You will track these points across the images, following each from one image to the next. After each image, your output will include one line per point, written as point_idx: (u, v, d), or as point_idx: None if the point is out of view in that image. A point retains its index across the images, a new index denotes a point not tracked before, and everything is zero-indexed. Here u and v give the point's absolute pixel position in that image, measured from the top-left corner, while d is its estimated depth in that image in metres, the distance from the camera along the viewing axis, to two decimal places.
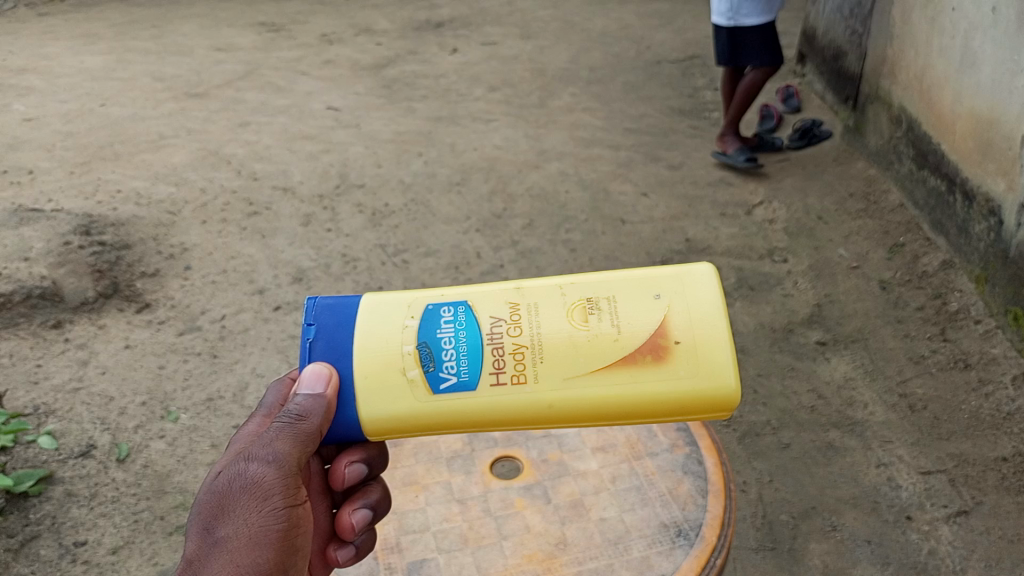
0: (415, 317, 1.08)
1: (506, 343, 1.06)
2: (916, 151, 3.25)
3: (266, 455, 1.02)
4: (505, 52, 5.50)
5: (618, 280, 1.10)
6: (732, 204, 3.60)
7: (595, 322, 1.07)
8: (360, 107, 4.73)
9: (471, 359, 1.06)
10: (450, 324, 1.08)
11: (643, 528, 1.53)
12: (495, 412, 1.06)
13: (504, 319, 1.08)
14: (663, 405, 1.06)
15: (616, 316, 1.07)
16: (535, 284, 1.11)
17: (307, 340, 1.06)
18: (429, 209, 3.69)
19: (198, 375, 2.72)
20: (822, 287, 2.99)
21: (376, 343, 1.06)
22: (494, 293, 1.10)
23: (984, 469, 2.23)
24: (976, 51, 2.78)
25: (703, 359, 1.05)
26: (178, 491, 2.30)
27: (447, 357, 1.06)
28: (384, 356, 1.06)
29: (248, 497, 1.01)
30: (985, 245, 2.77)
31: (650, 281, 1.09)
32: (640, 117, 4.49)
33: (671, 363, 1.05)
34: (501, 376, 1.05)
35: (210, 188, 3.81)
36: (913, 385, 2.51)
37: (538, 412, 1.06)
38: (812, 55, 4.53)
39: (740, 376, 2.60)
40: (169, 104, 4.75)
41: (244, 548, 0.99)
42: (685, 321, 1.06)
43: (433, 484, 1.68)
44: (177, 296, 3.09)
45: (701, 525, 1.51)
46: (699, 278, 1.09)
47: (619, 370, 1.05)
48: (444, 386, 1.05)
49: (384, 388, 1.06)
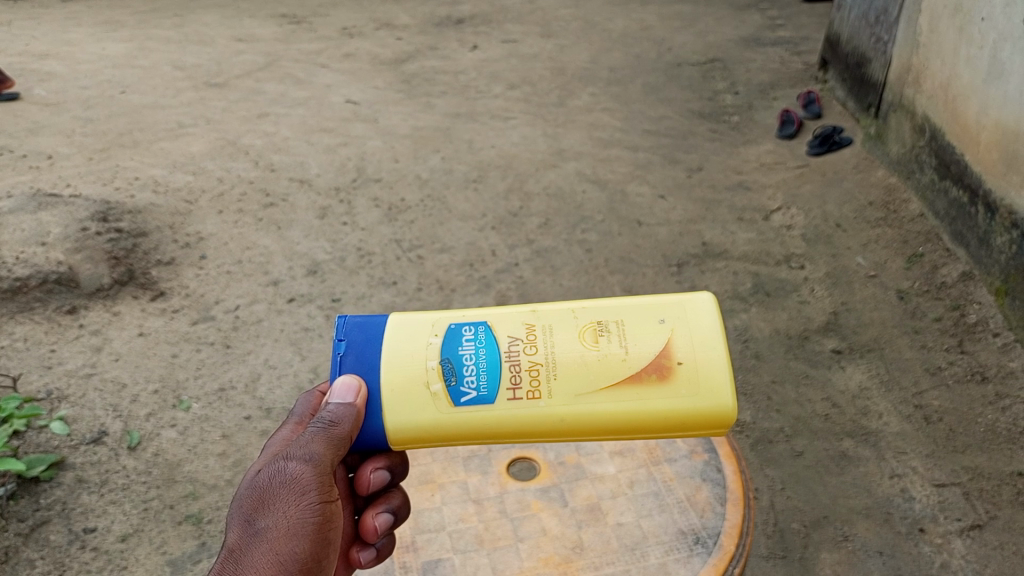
0: (439, 335, 1.13)
1: (523, 360, 1.11)
2: (939, 161, 3.22)
3: (304, 455, 1.04)
4: (525, 50, 5.50)
5: (627, 306, 1.15)
6: (749, 208, 3.58)
7: (604, 344, 1.12)
8: (379, 101, 4.74)
9: (490, 375, 1.11)
10: (470, 342, 1.13)
11: (660, 535, 1.52)
12: (511, 423, 1.10)
13: (521, 338, 1.13)
14: (666, 420, 1.11)
15: (624, 338, 1.12)
16: (551, 306, 1.16)
17: (339, 355, 1.12)
18: (445, 205, 3.70)
19: (211, 365, 2.73)
20: (838, 295, 2.97)
21: (402, 357, 1.11)
22: (511, 314, 1.16)
23: (999, 483, 2.19)
24: (1004, 62, 2.75)
25: (704, 377, 1.10)
26: (188, 480, 2.31)
27: (468, 373, 1.11)
28: (408, 371, 1.10)
29: (287, 492, 1.03)
30: (1006, 257, 2.73)
31: (656, 306, 1.15)
32: (659, 118, 4.48)
33: (674, 381, 1.10)
34: (517, 392, 1.10)
35: (227, 178, 3.84)
36: (928, 396, 2.48)
37: (551, 425, 1.11)
38: (834, 61, 4.51)
39: (754, 381, 2.59)
40: (189, 93, 4.78)
41: (283, 538, 1.02)
42: (688, 345, 1.12)
43: (449, 484, 1.67)
44: (192, 285, 3.12)
45: (718, 534, 1.50)
46: (700, 305, 1.14)
47: (626, 388, 1.10)
48: (465, 399, 1.10)
49: (408, 399, 1.10)
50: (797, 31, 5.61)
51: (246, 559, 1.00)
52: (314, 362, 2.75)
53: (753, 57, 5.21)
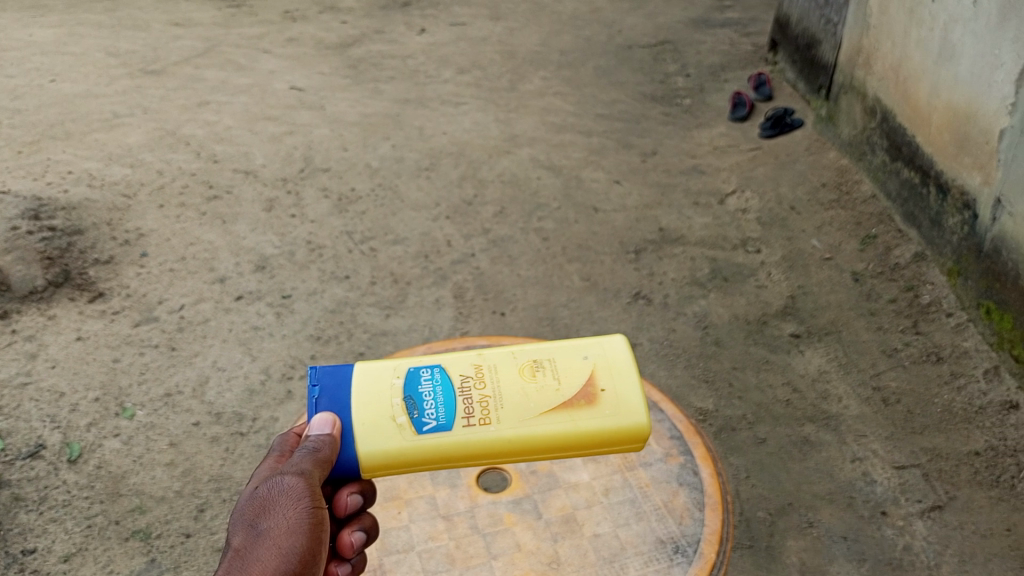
0: (400, 376, 1.22)
1: (473, 394, 1.20)
2: (891, 142, 3.26)
3: (297, 468, 1.08)
4: (474, 33, 5.39)
5: (557, 344, 1.27)
6: (704, 192, 3.57)
7: (541, 376, 1.23)
8: (325, 87, 4.59)
9: (447, 407, 1.19)
10: (428, 381, 1.22)
11: (639, 545, 1.45)
12: (467, 450, 1.18)
13: (470, 376, 1.23)
14: (599, 439, 1.20)
15: (557, 370, 1.24)
16: (494, 349, 1.27)
17: (313, 398, 1.18)
18: (397, 195, 3.60)
19: (155, 369, 2.61)
20: (794, 278, 2.98)
21: (369, 394, 1.19)
22: (459, 356, 1.26)
23: (958, 463, 2.22)
24: (955, 43, 2.77)
25: (626, 399, 1.22)
26: (134, 494, 2.20)
27: (428, 406, 1.19)
28: (376, 406, 1.18)
29: (284, 498, 1.06)
30: (958, 238, 2.79)
31: (580, 344, 1.27)
32: (612, 102, 4.44)
33: (601, 405, 1.21)
34: (471, 420, 1.18)
35: (167, 171, 3.68)
36: (886, 378, 2.50)
37: (502, 449, 1.18)
38: (784, 43, 4.53)
39: (715, 368, 2.58)
40: (125, 81, 4.56)
41: (285, 537, 1.05)
42: (610, 373, 1.23)
43: (416, 499, 1.56)
44: (133, 285, 2.97)
45: (699, 541, 1.44)
46: (616, 341, 1.27)
47: (563, 412, 1.20)
48: (426, 430, 1.18)
49: (376, 430, 1.17)
50: (745, 12, 5.62)
51: (251, 560, 1.03)
52: (265, 363, 2.65)
53: (703, 39, 5.20)
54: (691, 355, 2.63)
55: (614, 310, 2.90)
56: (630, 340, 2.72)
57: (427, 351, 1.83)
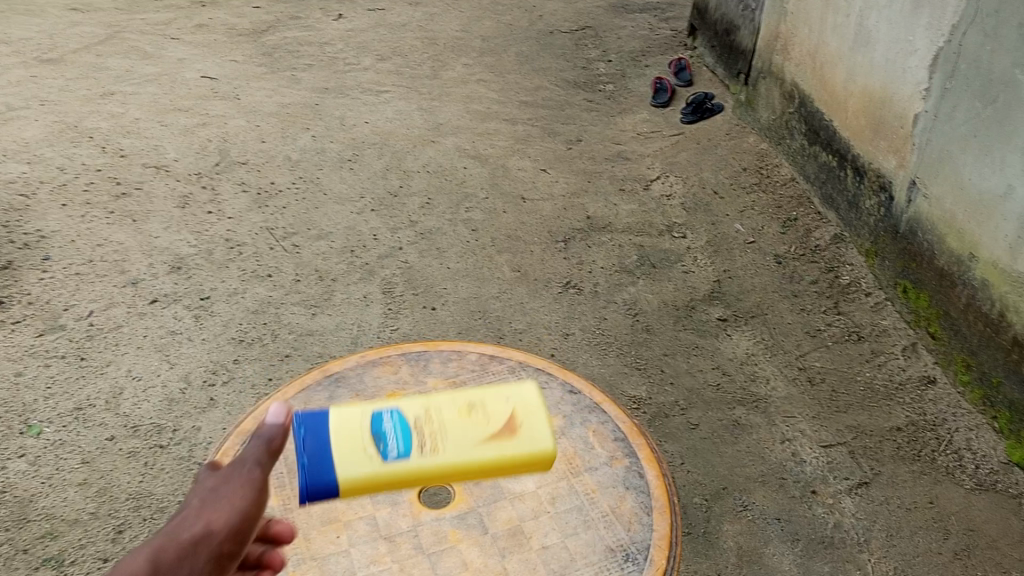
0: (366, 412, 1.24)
1: (423, 427, 1.23)
2: (808, 126, 3.35)
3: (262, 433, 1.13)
4: (393, 19, 5.27)
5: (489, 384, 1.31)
6: (630, 179, 3.58)
7: (478, 407, 1.26)
8: (239, 76, 4.40)
9: (405, 438, 1.21)
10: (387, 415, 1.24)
11: (588, 555, 1.37)
12: (421, 473, 1.19)
13: (420, 413, 1.25)
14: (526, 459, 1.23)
15: (489, 403, 1.26)
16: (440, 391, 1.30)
17: (300, 438, 1.20)
18: (318, 187, 3.49)
19: (64, 381, 2.45)
20: (720, 262, 3.03)
21: (339, 430, 1.21)
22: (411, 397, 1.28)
23: (881, 439, 2.30)
24: (870, 30, 2.85)
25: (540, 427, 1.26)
26: (44, 517, 2.06)
27: (389, 438, 1.21)
28: (348, 440, 1.20)
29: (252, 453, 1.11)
30: (875, 219, 2.91)
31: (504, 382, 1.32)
32: (536, 89, 4.41)
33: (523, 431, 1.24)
34: (423, 447, 1.20)
35: (69, 167, 3.46)
36: (811, 358, 2.57)
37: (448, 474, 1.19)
38: (702, 28, 4.59)
39: (647, 355, 2.59)
40: (18, 71, 4.27)
41: (241, 485, 1.07)
42: (528, 405, 1.27)
43: (356, 520, 1.44)
44: (35, 291, 2.79)
45: (648, 547, 1.37)
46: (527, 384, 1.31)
47: (496, 438, 1.22)
48: (389, 456, 1.19)
49: (346, 459, 1.18)
50: None
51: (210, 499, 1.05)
52: (185, 369, 2.52)
53: (624, 24, 5.22)
54: (623, 343, 2.64)
55: (545, 299, 2.88)
56: (562, 330, 2.71)
57: (360, 361, 1.74)
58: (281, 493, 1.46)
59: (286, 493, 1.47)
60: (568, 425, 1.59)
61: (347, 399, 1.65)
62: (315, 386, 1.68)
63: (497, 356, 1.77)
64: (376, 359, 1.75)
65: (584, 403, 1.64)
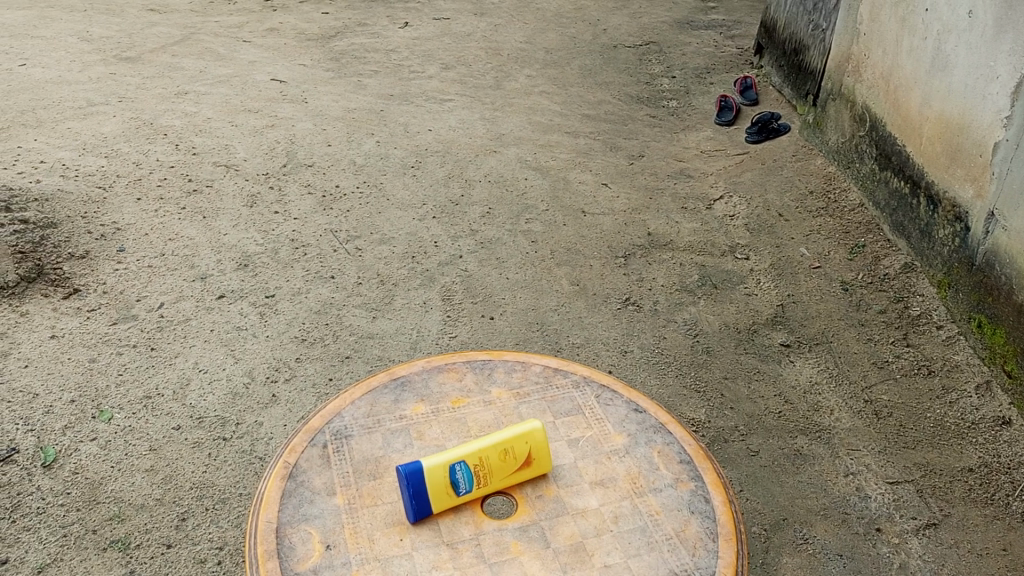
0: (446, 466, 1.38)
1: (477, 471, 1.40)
2: (880, 151, 3.28)
3: None
4: (458, 29, 5.32)
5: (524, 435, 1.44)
6: (692, 197, 3.55)
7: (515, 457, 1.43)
8: (307, 80, 4.50)
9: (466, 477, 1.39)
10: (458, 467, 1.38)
11: None
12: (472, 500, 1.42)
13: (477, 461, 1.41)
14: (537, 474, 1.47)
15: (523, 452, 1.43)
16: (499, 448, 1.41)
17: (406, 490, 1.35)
18: (382, 193, 3.54)
19: (134, 370, 2.52)
20: (784, 286, 2.97)
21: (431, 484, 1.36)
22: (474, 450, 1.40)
23: (951, 480, 2.23)
24: (948, 54, 2.78)
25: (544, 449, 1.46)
26: (113, 501, 2.12)
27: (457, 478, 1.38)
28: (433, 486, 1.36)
29: None
30: (949, 250, 2.83)
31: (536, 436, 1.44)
32: (598, 103, 4.40)
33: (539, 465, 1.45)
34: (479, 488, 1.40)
35: (145, 162, 3.58)
36: (878, 391, 2.51)
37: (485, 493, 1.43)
38: (770, 47, 4.54)
39: (706, 378, 2.56)
40: (99, 68, 4.43)
41: None
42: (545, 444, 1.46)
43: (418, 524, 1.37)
44: (110, 281, 2.88)
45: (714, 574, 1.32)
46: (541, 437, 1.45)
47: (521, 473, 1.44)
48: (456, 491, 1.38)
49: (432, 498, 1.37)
50: (729, 15, 5.62)
51: None
52: (249, 365, 2.58)
53: (688, 40, 5.19)
54: (681, 364, 2.61)
55: (604, 314, 2.87)
56: (620, 347, 2.69)
57: (426, 367, 1.73)
58: (344, 492, 1.42)
59: (349, 493, 1.42)
60: (632, 444, 1.56)
61: (412, 403, 1.63)
62: (380, 388, 1.66)
63: (561, 370, 1.75)
64: (442, 365, 1.74)
65: (648, 423, 1.61)
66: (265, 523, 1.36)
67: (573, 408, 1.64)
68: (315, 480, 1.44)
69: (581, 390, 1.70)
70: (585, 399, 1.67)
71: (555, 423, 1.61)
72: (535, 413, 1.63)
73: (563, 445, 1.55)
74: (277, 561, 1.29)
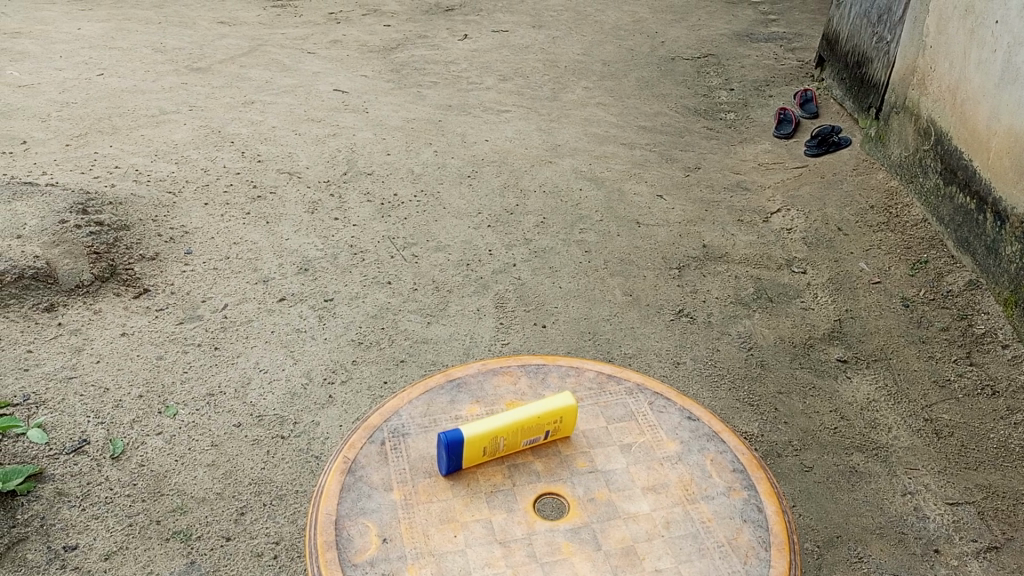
0: None
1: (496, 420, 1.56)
2: (944, 165, 3.21)
3: None
4: (516, 41, 5.39)
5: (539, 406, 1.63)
6: (749, 210, 3.52)
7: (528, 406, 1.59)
8: (368, 90, 4.61)
9: None
10: None
11: None
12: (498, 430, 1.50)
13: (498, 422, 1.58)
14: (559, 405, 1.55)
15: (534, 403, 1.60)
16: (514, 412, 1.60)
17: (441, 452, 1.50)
18: (439, 201, 3.60)
19: (198, 368, 2.63)
20: (842, 301, 2.93)
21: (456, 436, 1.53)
22: None
23: (1015, 503, 2.16)
24: (1019, 67, 2.71)
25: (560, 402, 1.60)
26: (176, 494, 2.21)
27: None
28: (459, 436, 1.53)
29: None
30: (1017, 267, 2.75)
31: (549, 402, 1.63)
32: (655, 114, 4.40)
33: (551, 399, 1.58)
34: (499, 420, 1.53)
35: (213, 169, 3.72)
36: (938, 410, 2.45)
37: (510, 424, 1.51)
38: (832, 60, 4.48)
39: (759, 392, 2.53)
40: (171, 78, 4.63)
41: None
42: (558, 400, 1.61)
43: (472, 522, 1.40)
44: (177, 282, 3.01)
45: None
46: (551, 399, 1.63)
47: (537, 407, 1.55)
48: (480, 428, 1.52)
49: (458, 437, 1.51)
50: (790, 27, 5.56)
51: None
52: (307, 367, 2.66)
53: (748, 53, 5.15)
54: (735, 377, 2.59)
55: (656, 325, 2.86)
56: (673, 358, 2.69)
57: (482, 369, 1.76)
58: (401, 488, 1.46)
59: (405, 489, 1.46)
60: (685, 452, 1.57)
61: (467, 404, 1.67)
62: (437, 389, 1.70)
63: (615, 377, 1.77)
64: (497, 368, 1.77)
65: (701, 432, 1.62)
66: (325, 516, 1.41)
67: (627, 414, 1.66)
68: (373, 476, 1.49)
69: (634, 396, 1.71)
70: (638, 405, 1.69)
71: (608, 428, 1.62)
72: (587, 418, 1.65)
73: (616, 450, 1.57)
74: (336, 552, 1.34)
